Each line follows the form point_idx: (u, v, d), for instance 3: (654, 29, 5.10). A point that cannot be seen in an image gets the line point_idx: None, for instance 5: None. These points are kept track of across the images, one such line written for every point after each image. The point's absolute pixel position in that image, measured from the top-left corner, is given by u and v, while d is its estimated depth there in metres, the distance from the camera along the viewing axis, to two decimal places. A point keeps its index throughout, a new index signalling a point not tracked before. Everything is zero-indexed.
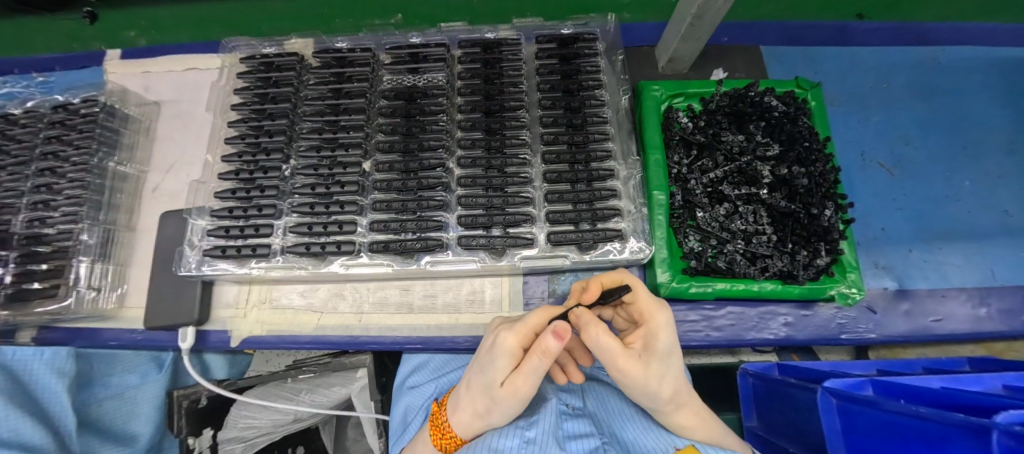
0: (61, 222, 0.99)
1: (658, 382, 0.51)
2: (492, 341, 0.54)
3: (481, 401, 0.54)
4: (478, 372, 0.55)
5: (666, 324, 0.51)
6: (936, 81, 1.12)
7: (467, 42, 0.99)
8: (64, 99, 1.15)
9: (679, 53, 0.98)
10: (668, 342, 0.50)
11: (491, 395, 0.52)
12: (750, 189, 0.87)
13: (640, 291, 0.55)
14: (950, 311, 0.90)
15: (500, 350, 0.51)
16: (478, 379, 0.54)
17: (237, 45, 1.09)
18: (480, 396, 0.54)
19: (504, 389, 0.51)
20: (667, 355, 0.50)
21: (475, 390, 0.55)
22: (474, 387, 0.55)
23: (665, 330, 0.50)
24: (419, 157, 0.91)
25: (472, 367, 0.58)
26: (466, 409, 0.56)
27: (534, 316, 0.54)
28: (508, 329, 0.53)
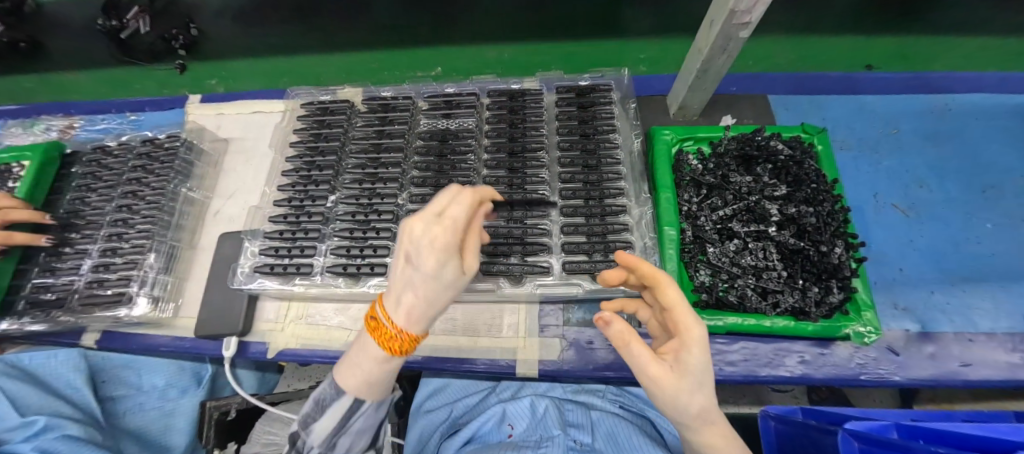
0: (135, 238, 1.13)
1: (689, 398, 0.45)
2: (425, 234, 0.49)
3: (435, 298, 0.50)
4: (422, 272, 0.49)
5: (700, 338, 0.46)
6: (948, 127, 1.15)
7: (495, 92, 1.12)
8: (151, 135, 1.35)
9: (689, 102, 1.06)
10: (701, 358, 0.45)
11: (449, 284, 0.51)
12: (759, 227, 0.92)
13: (674, 300, 0.50)
14: (981, 356, 0.87)
15: (437, 240, 0.48)
16: (423, 281, 0.49)
17: (298, 93, 1.26)
18: (435, 292, 0.50)
19: (463, 274, 0.52)
20: (702, 371, 0.45)
21: (424, 288, 0.50)
22: (420, 285, 0.49)
23: (698, 344, 0.45)
24: (448, 190, 1.01)
25: (404, 269, 0.51)
26: (417, 310, 0.50)
27: (458, 207, 0.51)
28: (437, 219, 0.50)
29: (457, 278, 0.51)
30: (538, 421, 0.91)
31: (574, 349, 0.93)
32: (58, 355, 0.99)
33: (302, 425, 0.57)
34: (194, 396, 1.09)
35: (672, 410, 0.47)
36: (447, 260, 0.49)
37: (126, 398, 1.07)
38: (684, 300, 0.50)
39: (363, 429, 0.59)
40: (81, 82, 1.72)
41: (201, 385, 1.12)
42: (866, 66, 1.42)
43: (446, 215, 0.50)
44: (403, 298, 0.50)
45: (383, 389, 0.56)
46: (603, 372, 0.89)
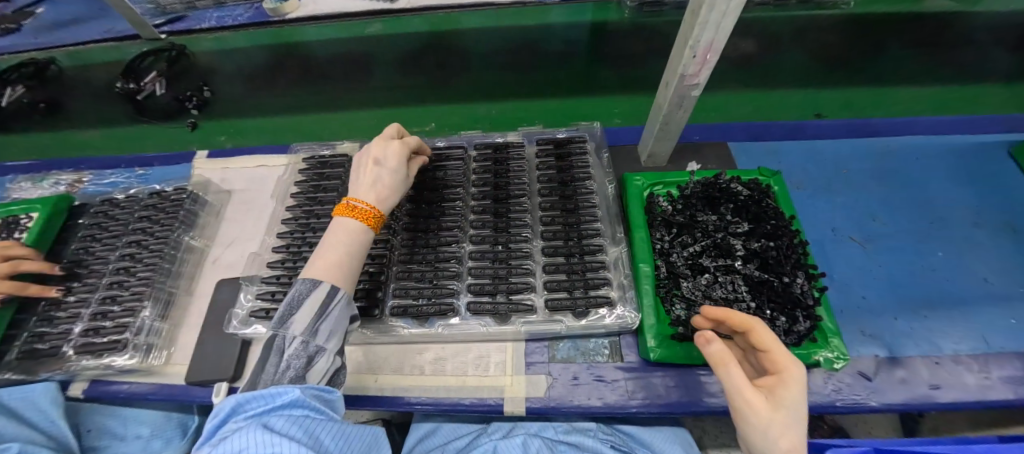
0: (136, 286, 1.18)
1: (781, 428, 0.51)
2: (388, 150, 0.93)
3: (393, 183, 0.89)
4: (387, 169, 0.90)
5: (800, 380, 0.56)
6: (892, 167, 1.28)
7: (481, 145, 1.23)
8: (159, 188, 1.44)
9: (656, 150, 1.18)
10: (796, 396, 0.54)
11: (403, 178, 0.93)
12: (726, 261, 0.99)
13: (774, 345, 0.62)
14: (951, 379, 0.91)
15: (397, 151, 0.93)
16: (390, 174, 0.90)
17: (301, 148, 1.37)
18: (395, 181, 0.90)
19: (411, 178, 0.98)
20: (797, 409, 0.53)
21: (389, 179, 0.89)
22: (388, 176, 0.89)
23: (796, 384, 0.55)
24: (438, 235, 1.08)
25: (375, 171, 0.88)
26: (386, 193, 0.87)
27: (412, 139, 1.02)
28: (394, 143, 0.95)
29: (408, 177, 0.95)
30: None
31: (560, 385, 0.95)
32: (33, 388, 1.01)
33: (279, 323, 0.66)
34: (177, 448, 1.13)
35: (760, 439, 0.52)
36: (401, 164, 0.93)
37: (107, 448, 1.09)
38: (785, 350, 0.61)
39: (337, 323, 0.71)
40: (94, 139, 1.83)
41: (186, 435, 1.15)
42: (816, 114, 1.58)
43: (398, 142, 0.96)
44: (382, 183, 0.87)
45: (351, 280, 0.75)
46: (588, 408, 0.91)
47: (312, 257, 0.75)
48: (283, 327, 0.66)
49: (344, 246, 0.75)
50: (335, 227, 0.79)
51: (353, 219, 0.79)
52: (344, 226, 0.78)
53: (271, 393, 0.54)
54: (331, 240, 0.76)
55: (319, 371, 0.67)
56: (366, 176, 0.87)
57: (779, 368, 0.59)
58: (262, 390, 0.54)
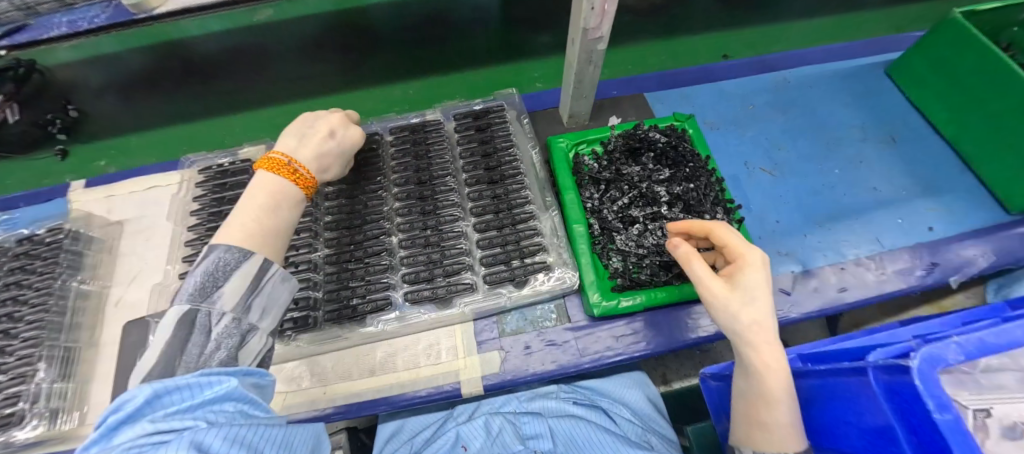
0: (22, 348, 1.01)
1: (739, 307, 0.60)
2: (347, 125, 0.87)
3: (336, 163, 0.83)
4: (341, 145, 0.84)
5: (755, 262, 0.64)
6: (791, 96, 1.37)
7: (396, 129, 1.16)
8: (29, 231, 1.22)
9: (576, 110, 1.17)
10: (751, 276, 0.62)
11: (348, 160, 0.87)
12: (652, 208, 1.02)
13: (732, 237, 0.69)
14: (853, 281, 1.04)
15: (357, 132, 0.89)
16: (340, 149, 0.83)
17: (195, 160, 1.21)
18: (340, 161, 0.84)
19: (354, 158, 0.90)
20: (755, 286, 0.61)
21: (336, 157, 0.82)
22: (338, 154, 0.83)
23: (751, 266, 0.63)
24: (364, 230, 1.02)
25: (321, 140, 0.79)
26: (328, 167, 0.80)
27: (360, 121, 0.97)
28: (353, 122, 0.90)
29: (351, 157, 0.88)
30: (493, 439, 0.87)
31: (514, 357, 0.96)
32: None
33: (199, 297, 0.51)
34: None
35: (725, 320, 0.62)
36: (355, 148, 0.88)
37: None
38: (741, 238, 0.68)
39: (271, 300, 0.59)
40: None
41: None
42: (723, 56, 1.65)
43: (354, 125, 0.90)
44: (325, 152, 0.79)
45: (277, 256, 0.63)
46: (545, 372, 0.94)
47: (228, 219, 0.61)
48: (205, 302, 0.51)
49: (285, 216, 0.65)
50: (265, 183, 0.65)
51: (291, 185, 0.68)
52: (279, 188, 0.66)
53: (201, 382, 0.41)
54: (256, 201, 0.62)
55: (252, 352, 0.55)
56: (312, 143, 0.77)
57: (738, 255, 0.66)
58: (188, 377, 0.41)
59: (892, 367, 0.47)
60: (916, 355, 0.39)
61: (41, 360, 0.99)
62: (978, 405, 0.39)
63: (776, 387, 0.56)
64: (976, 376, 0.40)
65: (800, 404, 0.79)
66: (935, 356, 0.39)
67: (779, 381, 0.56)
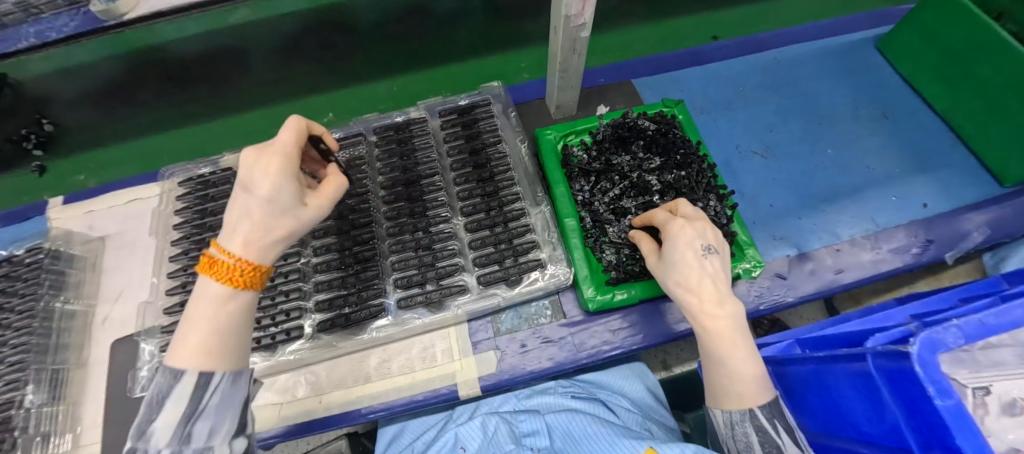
0: (8, 373, 0.98)
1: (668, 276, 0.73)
2: (262, 169, 0.57)
3: (273, 222, 0.56)
4: (262, 201, 0.55)
5: (673, 234, 0.75)
6: (781, 76, 1.35)
7: (380, 129, 1.12)
8: (7, 252, 1.18)
9: (563, 100, 1.15)
10: (670, 246, 0.74)
11: (289, 212, 0.58)
12: (644, 199, 1.00)
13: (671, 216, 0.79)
14: (849, 262, 1.04)
15: (283, 170, 0.57)
16: (259, 206, 0.55)
17: (174, 170, 1.17)
18: (273, 222, 0.56)
19: (306, 204, 0.61)
20: (673, 255, 0.73)
21: (266, 219, 0.56)
22: (263, 216, 0.55)
23: (671, 238, 0.74)
24: (352, 234, 0.99)
25: (242, 200, 0.56)
26: (257, 240, 0.55)
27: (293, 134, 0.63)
28: (274, 154, 0.58)
29: (298, 203, 0.59)
30: (488, 438, 0.87)
31: (511, 356, 0.95)
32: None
33: (138, 435, 0.46)
34: None
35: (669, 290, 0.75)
36: (287, 190, 0.57)
37: None
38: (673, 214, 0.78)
39: (223, 413, 0.50)
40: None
41: None
42: (712, 37, 1.61)
43: (296, 149, 0.62)
44: (239, 225, 0.55)
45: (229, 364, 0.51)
46: (543, 370, 0.93)
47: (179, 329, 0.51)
48: (142, 442, 0.46)
49: (205, 323, 0.50)
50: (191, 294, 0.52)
51: (213, 287, 0.51)
52: (200, 297, 0.51)
53: None
54: (194, 308, 0.51)
55: None
56: (231, 213, 0.56)
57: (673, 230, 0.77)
58: None
59: (891, 352, 0.46)
60: (916, 341, 0.38)
61: (28, 383, 0.96)
62: (977, 383, 0.38)
63: (711, 338, 0.65)
64: (975, 355, 0.39)
65: (803, 391, 0.78)
66: (935, 340, 0.38)
67: (716, 334, 0.65)
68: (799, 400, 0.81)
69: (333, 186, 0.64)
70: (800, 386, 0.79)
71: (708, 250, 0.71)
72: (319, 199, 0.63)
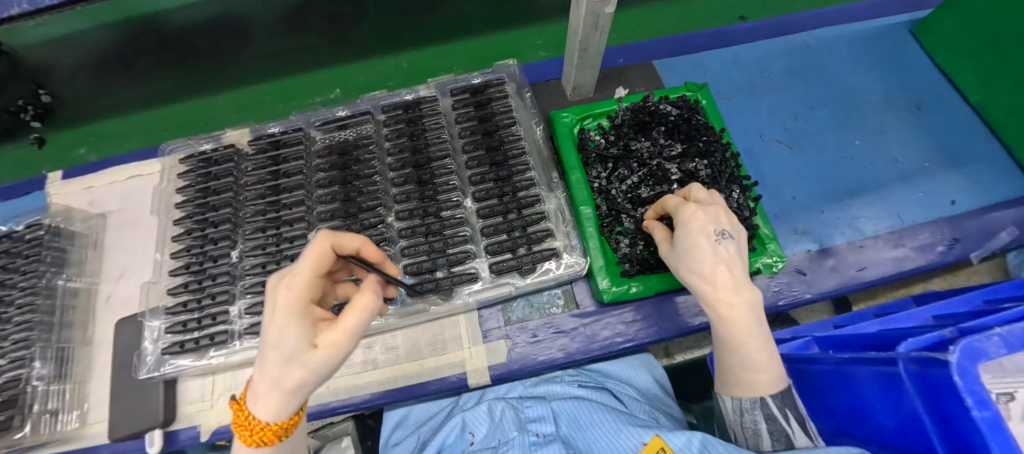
0: (13, 351, 0.97)
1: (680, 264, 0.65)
2: (269, 309, 0.44)
3: (278, 377, 0.42)
4: (267, 353, 0.42)
5: (684, 217, 0.65)
6: (810, 61, 1.28)
7: (389, 107, 1.07)
8: (6, 228, 1.16)
9: (580, 81, 1.09)
10: (679, 231, 0.65)
11: (296, 363, 0.42)
12: (664, 188, 0.96)
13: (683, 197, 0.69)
14: (871, 258, 1.00)
15: (288, 313, 0.43)
16: (266, 360, 0.43)
17: (175, 147, 1.13)
18: (276, 375, 0.42)
19: (312, 346, 0.43)
20: (683, 240, 0.63)
21: (270, 374, 0.42)
22: (269, 372, 0.42)
23: (682, 221, 0.65)
24: (359, 218, 0.96)
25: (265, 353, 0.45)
26: (270, 400, 0.43)
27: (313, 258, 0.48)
28: (285, 287, 0.45)
29: (308, 348, 0.43)
30: (495, 424, 0.84)
31: (521, 346, 0.93)
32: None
33: None
34: None
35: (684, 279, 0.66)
36: (287, 336, 0.42)
37: None
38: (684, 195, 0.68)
39: None
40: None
41: None
42: (740, 17, 1.52)
43: (312, 277, 0.47)
44: (255, 386, 0.44)
45: None
46: (554, 361, 0.91)
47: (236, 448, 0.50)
48: None
49: None
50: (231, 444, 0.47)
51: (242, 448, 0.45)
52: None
53: None
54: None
55: None
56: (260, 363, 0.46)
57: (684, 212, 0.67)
58: None
59: (922, 359, 0.43)
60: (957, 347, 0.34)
61: (35, 361, 0.96)
62: (1000, 388, 0.35)
63: (729, 331, 0.58)
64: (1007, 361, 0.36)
65: (821, 389, 0.75)
66: (975, 349, 0.34)
67: (730, 326, 0.58)
68: (816, 399, 0.78)
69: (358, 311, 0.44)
70: (818, 384, 0.76)
71: (722, 233, 0.61)
72: (335, 333, 0.43)
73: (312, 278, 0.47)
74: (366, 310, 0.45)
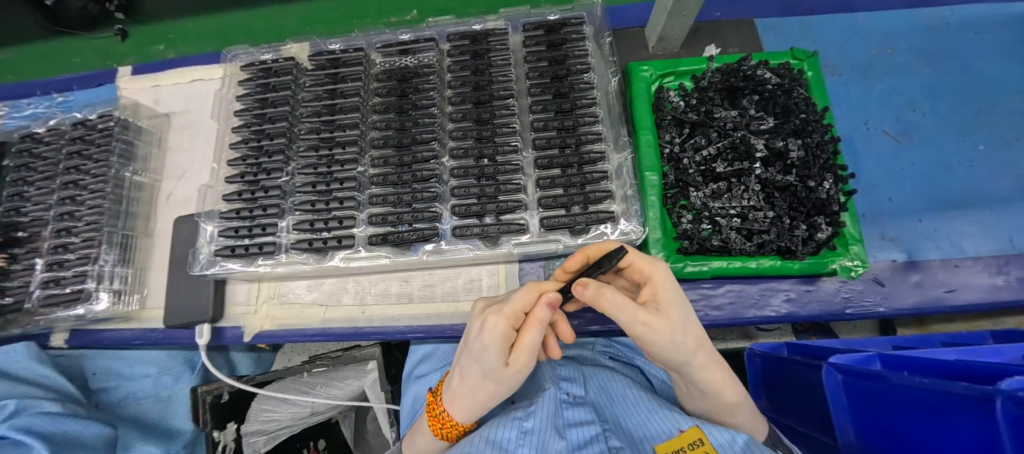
0: (85, 232, 1.04)
1: (681, 331, 0.53)
2: (479, 327, 0.55)
3: (477, 383, 0.57)
4: (473, 361, 0.56)
5: (665, 276, 0.58)
6: (944, 43, 1.08)
7: (455, 36, 1.01)
8: (82, 116, 1.21)
9: (668, 32, 0.98)
10: (674, 293, 0.56)
11: (492, 378, 0.55)
12: (743, 165, 0.86)
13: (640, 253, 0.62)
14: (964, 281, 0.86)
15: (492, 338, 0.52)
16: (471, 367, 0.56)
17: (237, 54, 1.12)
18: (478, 381, 0.56)
19: (506, 367, 0.54)
20: (678, 304, 0.55)
21: (473, 379, 0.57)
22: (472, 378, 0.57)
23: (668, 281, 0.57)
24: (413, 150, 0.93)
25: (464, 355, 0.59)
26: (465, 397, 0.59)
27: (517, 297, 0.56)
28: (496, 313, 0.54)
29: (501, 371, 0.54)
30: (531, 381, 0.81)
31: None
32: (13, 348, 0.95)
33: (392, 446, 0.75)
34: (188, 382, 1.09)
35: (676, 349, 0.54)
36: (490, 361, 0.53)
37: (118, 388, 1.07)
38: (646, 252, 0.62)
39: None
40: (8, 62, 1.48)
41: (195, 371, 1.10)
42: None
43: (515, 308, 0.54)
44: (456, 385, 0.60)
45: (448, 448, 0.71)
46: None
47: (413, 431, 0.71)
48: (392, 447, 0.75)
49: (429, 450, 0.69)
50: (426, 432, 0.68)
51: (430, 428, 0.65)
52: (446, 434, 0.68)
53: None
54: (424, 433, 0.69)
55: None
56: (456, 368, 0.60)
57: (646, 274, 0.59)
58: None
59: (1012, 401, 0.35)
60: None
61: (102, 244, 1.02)
62: None
63: (726, 406, 0.61)
64: None
65: (881, 410, 0.61)
66: None
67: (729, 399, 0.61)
68: (868, 419, 0.63)
69: (529, 339, 0.53)
70: (876, 404, 0.61)
71: None
72: (519, 355, 0.54)
73: (518, 313, 0.55)
74: (544, 338, 0.54)
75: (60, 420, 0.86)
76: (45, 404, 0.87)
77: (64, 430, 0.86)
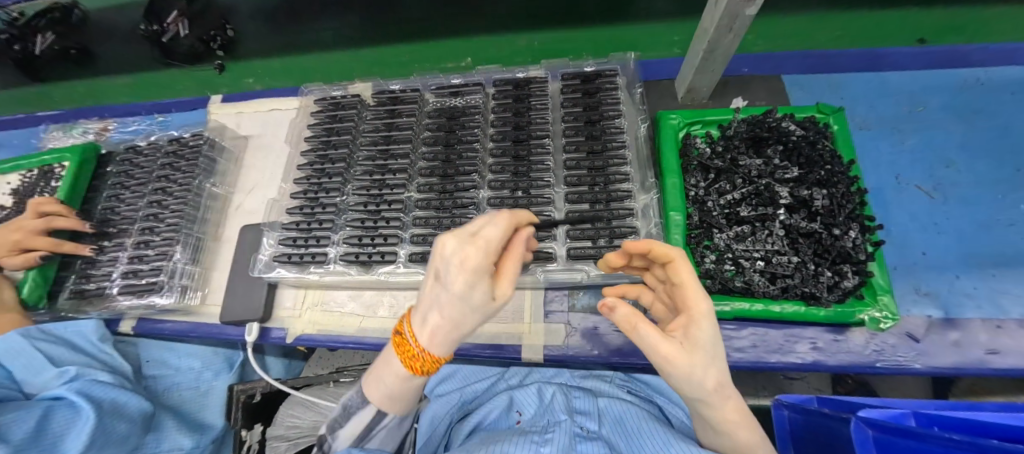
0: (165, 232, 1.20)
1: (703, 371, 0.49)
2: (454, 258, 0.46)
3: (459, 320, 0.48)
4: (453, 297, 0.47)
5: (707, 313, 0.52)
6: (979, 104, 1.10)
7: (500, 82, 1.14)
8: (177, 134, 1.41)
9: (697, 85, 1.06)
10: (709, 332, 0.50)
11: (477, 311, 0.47)
12: (766, 210, 0.90)
13: (685, 274, 0.56)
14: (1011, 344, 0.82)
15: (474, 266, 0.45)
16: (450, 307, 0.47)
17: (312, 90, 1.29)
18: (457, 319, 0.48)
19: (494, 299, 0.48)
20: (709, 346, 0.50)
21: (452, 315, 0.48)
22: (450, 314, 0.48)
23: (706, 318, 0.51)
24: (455, 180, 1.03)
25: (434, 294, 0.49)
26: (441, 334, 0.50)
27: (493, 228, 0.48)
28: (471, 243, 0.46)
29: (486, 303, 0.47)
30: (545, 408, 0.83)
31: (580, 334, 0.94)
32: (83, 324, 1.10)
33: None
34: (225, 379, 1.20)
35: (688, 386, 0.51)
36: (476, 295, 0.46)
37: (163, 377, 1.17)
38: (696, 275, 0.55)
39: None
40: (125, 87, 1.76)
41: (232, 369, 1.21)
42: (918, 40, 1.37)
43: (495, 235, 0.48)
44: (429, 323, 0.50)
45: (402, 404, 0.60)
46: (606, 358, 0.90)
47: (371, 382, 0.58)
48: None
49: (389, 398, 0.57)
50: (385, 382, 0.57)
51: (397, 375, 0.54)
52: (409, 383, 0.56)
53: None
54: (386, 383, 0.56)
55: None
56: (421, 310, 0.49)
57: (687, 303, 0.54)
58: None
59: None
60: None
61: (179, 243, 1.17)
62: None
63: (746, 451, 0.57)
64: None
65: None
66: None
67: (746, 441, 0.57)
68: None
69: (513, 266, 0.49)
70: None
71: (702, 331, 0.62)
72: (503, 281, 0.49)
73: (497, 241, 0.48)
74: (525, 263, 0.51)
75: (112, 389, 0.96)
76: (97, 373, 0.98)
77: (111, 398, 0.95)
